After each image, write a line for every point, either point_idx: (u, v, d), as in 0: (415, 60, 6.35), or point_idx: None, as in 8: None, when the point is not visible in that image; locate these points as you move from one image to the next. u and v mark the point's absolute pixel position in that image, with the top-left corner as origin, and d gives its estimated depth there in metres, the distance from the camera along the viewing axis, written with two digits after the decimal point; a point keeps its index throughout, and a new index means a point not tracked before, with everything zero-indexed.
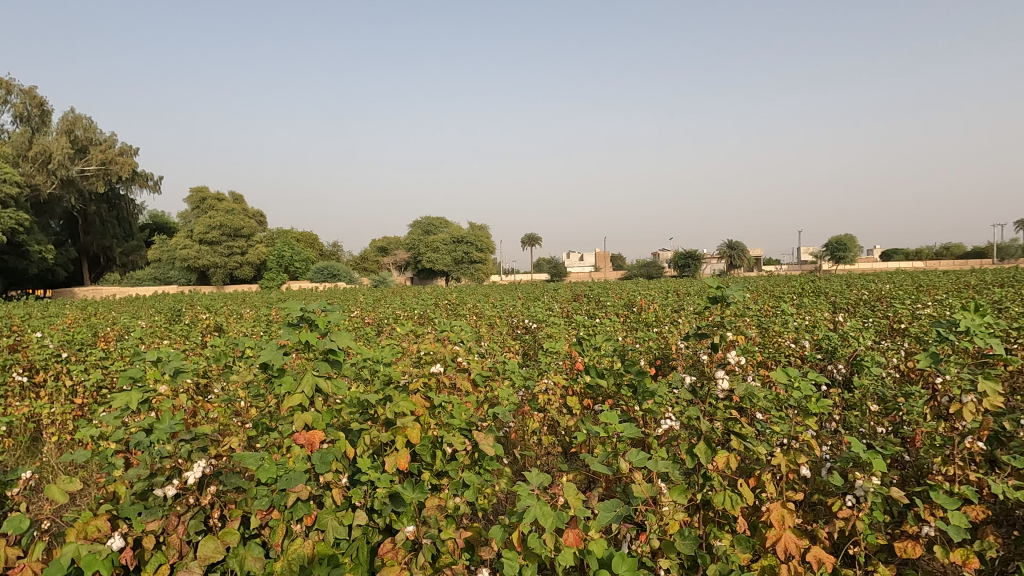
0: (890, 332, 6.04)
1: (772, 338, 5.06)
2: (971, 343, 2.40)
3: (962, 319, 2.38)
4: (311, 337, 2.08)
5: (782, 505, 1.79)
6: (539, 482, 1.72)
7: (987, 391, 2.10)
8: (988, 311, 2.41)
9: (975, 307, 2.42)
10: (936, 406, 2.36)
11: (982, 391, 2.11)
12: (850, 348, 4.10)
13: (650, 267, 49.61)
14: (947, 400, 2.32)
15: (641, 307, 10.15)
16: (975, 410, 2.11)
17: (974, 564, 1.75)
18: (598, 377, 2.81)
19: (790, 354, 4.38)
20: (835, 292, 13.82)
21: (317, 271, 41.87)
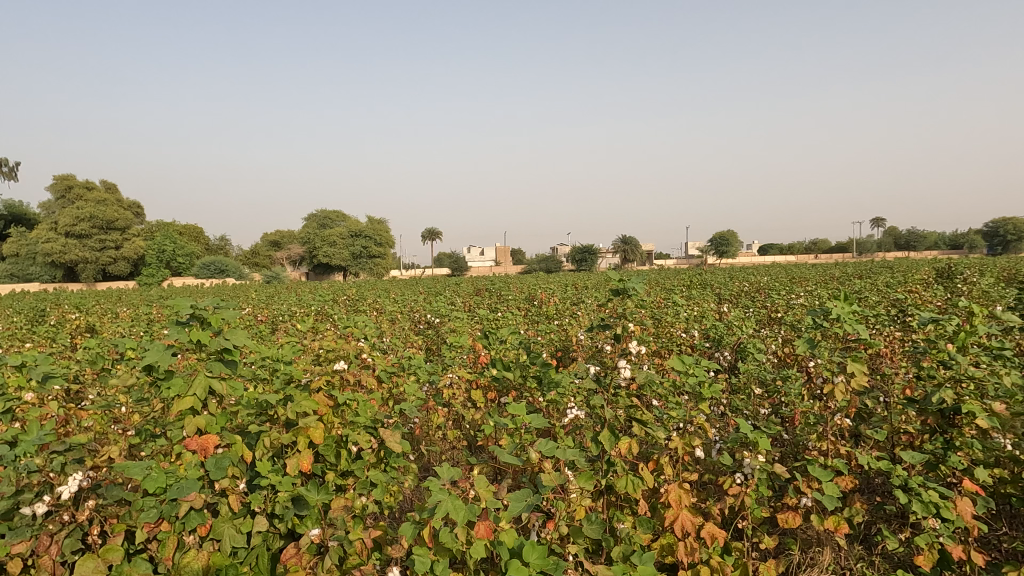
0: (768, 320, 6.54)
1: (664, 327, 5.34)
2: (841, 329, 2.62)
3: (833, 307, 2.60)
4: (203, 336, 1.95)
5: (679, 485, 1.89)
6: (449, 476, 1.71)
7: (855, 372, 2.31)
8: (855, 300, 2.65)
9: (845, 296, 2.65)
10: (811, 387, 2.57)
11: (850, 372, 2.32)
12: (734, 336, 4.40)
13: (550, 261, 50.70)
14: (821, 382, 2.54)
15: (542, 300, 10.38)
16: (845, 390, 2.33)
17: (843, 529, 1.93)
18: (503, 369, 2.82)
19: (681, 343, 4.63)
20: (719, 283, 14.79)
21: (204, 266, 39.37)
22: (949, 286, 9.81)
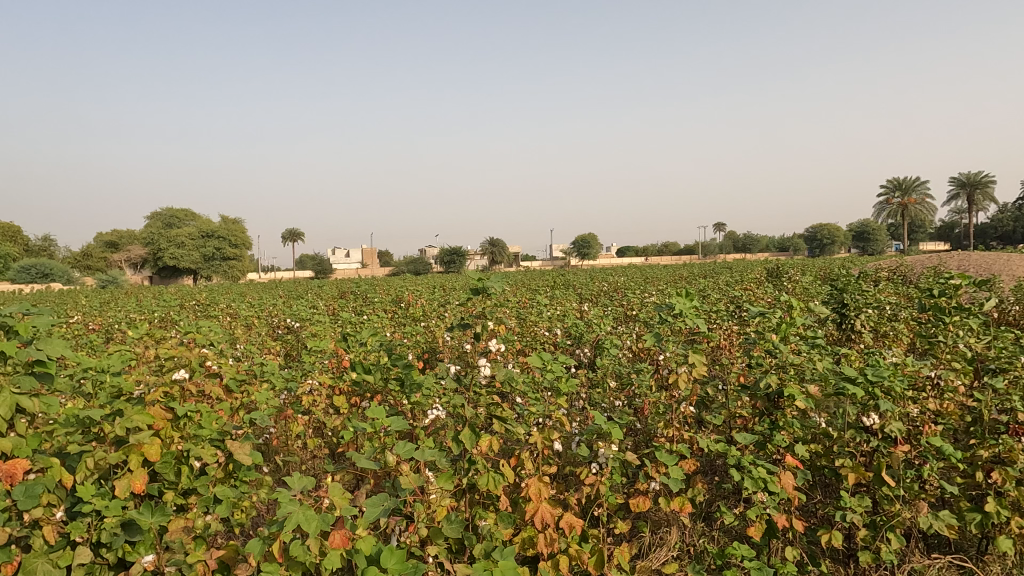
0: (624, 318, 6.94)
1: (528, 326, 5.48)
2: (684, 323, 2.85)
3: (677, 303, 2.83)
4: (8, 346, 1.70)
5: (538, 479, 1.94)
6: (301, 486, 1.63)
7: (695, 362, 2.50)
8: (695, 296, 2.90)
9: (686, 293, 2.89)
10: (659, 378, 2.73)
11: (691, 362, 2.50)
12: (593, 333, 4.62)
13: (418, 263, 50.19)
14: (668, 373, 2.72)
15: (409, 301, 10.27)
16: (687, 379, 2.51)
17: (687, 508, 2.07)
18: (363, 372, 2.63)
19: (544, 342, 4.79)
20: (580, 283, 15.47)
21: (21, 270, 34.67)
22: (776, 284, 10.99)
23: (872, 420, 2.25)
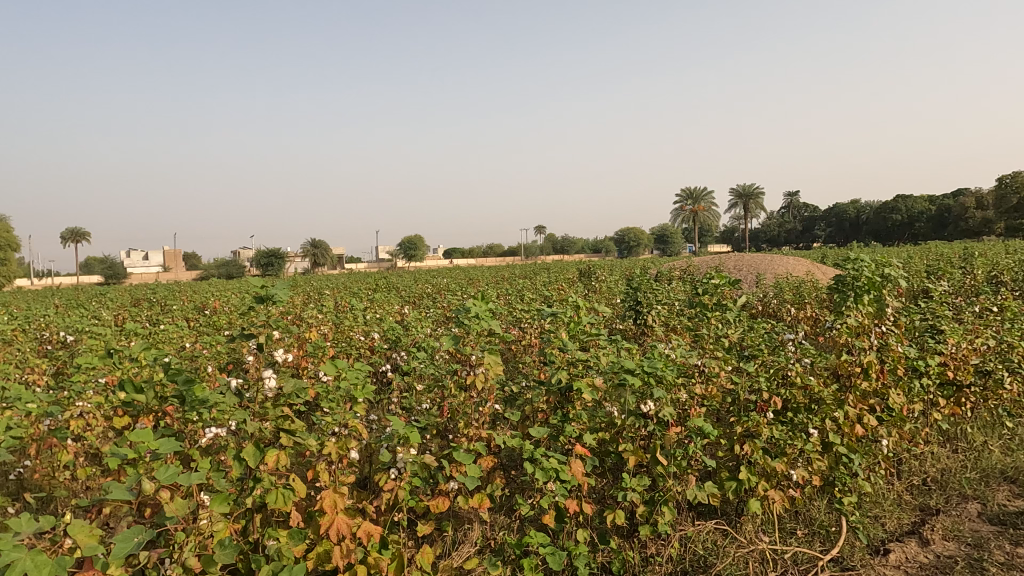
0: (444, 320, 7.03)
1: (344, 331, 5.34)
2: (480, 326, 2.84)
3: (473, 306, 2.79)
4: None
5: (334, 491, 1.88)
6: (32, 528, 1.44)
7: (491, 362, 2.51)
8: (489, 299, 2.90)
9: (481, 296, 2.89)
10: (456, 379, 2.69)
11: (487, 363, 2.50)
12: (409, 337, 4.62)
13: (229, 266, 46.36)
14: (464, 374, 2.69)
15: (216, 309, 9.48)
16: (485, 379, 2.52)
17: (486, 504, 2.15)
18: (135, 392, 2.13)
19: (359, 348, 4.69)
20: (405, 286, 15.39)
21: None
22: (585, 283, 11.84)
23: (648, 406, 2.52)
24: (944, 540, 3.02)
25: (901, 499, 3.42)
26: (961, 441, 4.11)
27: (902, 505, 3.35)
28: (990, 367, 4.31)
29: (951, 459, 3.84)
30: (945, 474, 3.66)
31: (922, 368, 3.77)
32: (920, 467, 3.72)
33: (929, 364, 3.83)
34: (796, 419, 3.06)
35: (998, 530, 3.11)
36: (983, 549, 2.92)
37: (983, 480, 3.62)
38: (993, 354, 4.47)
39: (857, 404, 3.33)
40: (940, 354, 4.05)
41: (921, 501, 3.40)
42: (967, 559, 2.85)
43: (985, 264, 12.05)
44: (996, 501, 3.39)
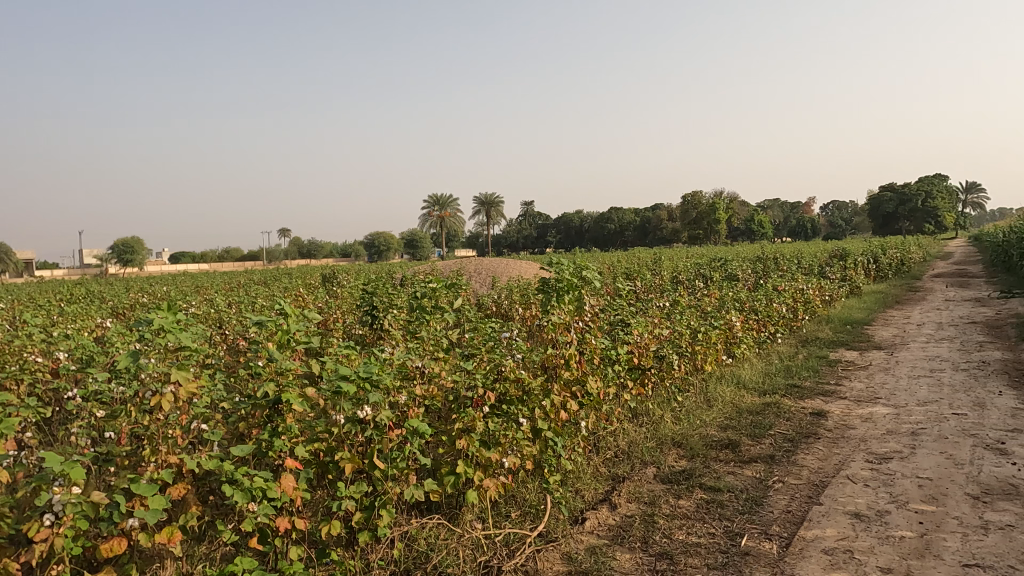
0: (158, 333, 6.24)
1: (14, 351, 4.41)
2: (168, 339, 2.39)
3: (156, 317, 2.32)
4: None
5: None
6: None
7: (181, 379, 2.21)
8: (180, 308, 2.44)
9: (170, 305, 2.41)
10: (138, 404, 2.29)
11: (176, 380, 2.20)
12: (103, 354, 3.99)
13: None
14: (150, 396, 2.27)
15: None
16: (173, 399, 2.21)
17: (175, 537, 2.00)
18: None
19: (35, 372, 3.92)
20: (114, 295, 13.30)
21: None
22: (327, 288, 11.46)
23: (365, 412, 2.52)
24: (628, 502, 3.56)
25: (597, 471, 3.93)
26: (645, 416, 4.88)
27: (598, 477, 3.86)
28: (665, 352, 5.18)
29: (636, 432, 4.53)
30: (631, 446, 4.31)
31: (614, 357, 4.39)
32: (613, 441, 4.33)
33: (619, 352, 4.46)
34: (509, 410, 3.27)
35: (666, 487, 3.76)
36: (655, 505, 3.51)
37: (658, 446, 4.34)
38: (667, 341, 5.38)
39: (561, 392, 3.72)
40: (628, 344, 4.75)
41: (612, 471, 3.96)
42: (643, 515, 3.40)
43: (670, 266, 14.52)
44: (666, 463, 4.10)
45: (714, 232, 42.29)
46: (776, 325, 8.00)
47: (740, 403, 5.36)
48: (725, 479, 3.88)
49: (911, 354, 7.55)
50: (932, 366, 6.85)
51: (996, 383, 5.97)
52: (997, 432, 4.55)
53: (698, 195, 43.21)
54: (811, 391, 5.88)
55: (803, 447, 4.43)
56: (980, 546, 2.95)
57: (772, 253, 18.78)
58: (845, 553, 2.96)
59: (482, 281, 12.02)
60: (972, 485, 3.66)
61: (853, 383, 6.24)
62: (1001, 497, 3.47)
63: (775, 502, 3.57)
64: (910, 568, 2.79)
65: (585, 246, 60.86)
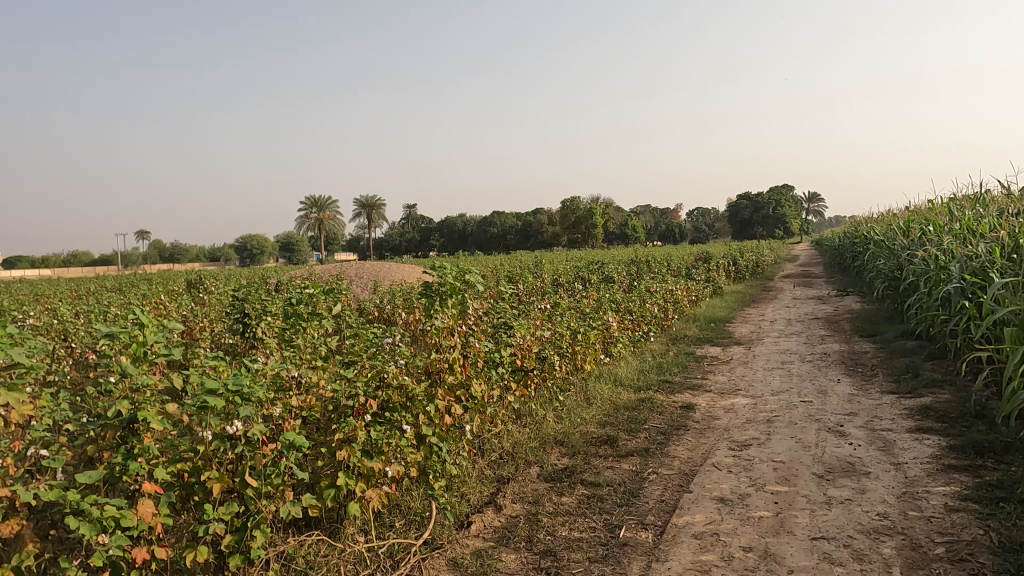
0: None
1: None
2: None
3: None
4: None
5: None
6: None
7: (13, 402, 1.95)
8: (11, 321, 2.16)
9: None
10: None
11: (7, 403, 1.93)
12: None
13: None
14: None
15: None
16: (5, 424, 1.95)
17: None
18: None
19: None
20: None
21: None
22: (192, 295, 10.64)
23: (235, 427, 2.36)
24: (512, 503, 3.60)
25: (482, 474, 3.94)
26: (528, 416, 4.97)
27: (483, 480, 3.87)
28: (547, 354, 5.30)
29: (520, 433, 4.60)
30: (515, 447, 4.37)
31: (497, 360, 4.44)
32: (498, 443, 4.36)
33: (502, 355, 4.50)
34: (393, 417, 3.19)
35: (549, 486, 3.85)
36: (538, 504, 3.58)
37: (542, 446, 4.43)
38: (548, 343, 5.51)
39: (445, 397, 3.69)
40: (511, 346, 4.80)
41: (497, 473, 3.98)
42: (527, 515, 3.45)
43: (551, 269, 14.92)
44: (549, 462, 4.19)
45: (592, 236, 44.04)
46: (648, 325, 8.45)
47: (617, 400, 5.60)
48: (604, 474, 4.03)
49: (766, 349, 8.26)
50: (784, 359, 7.54)
51: (836, 372, 6.68)
52: (837, 417, 5.08)
53: (576, 200, 44.82)
54: (681, 386, 6.27)
55: (675, 439, 4.71)
56: (825, 520, 3.27)
57: (644, 256, 19.86)
58: (712, 536, 3.18)
59: (363, 286, 11.69)
60: (818, 465, 4.06)
61: (717, 377, 6.72)
62: (841, 475, 3.88)
63: (650, 493, 3.75)
64: (768, 545, 3.05)
65: (468, 249, 61.14)
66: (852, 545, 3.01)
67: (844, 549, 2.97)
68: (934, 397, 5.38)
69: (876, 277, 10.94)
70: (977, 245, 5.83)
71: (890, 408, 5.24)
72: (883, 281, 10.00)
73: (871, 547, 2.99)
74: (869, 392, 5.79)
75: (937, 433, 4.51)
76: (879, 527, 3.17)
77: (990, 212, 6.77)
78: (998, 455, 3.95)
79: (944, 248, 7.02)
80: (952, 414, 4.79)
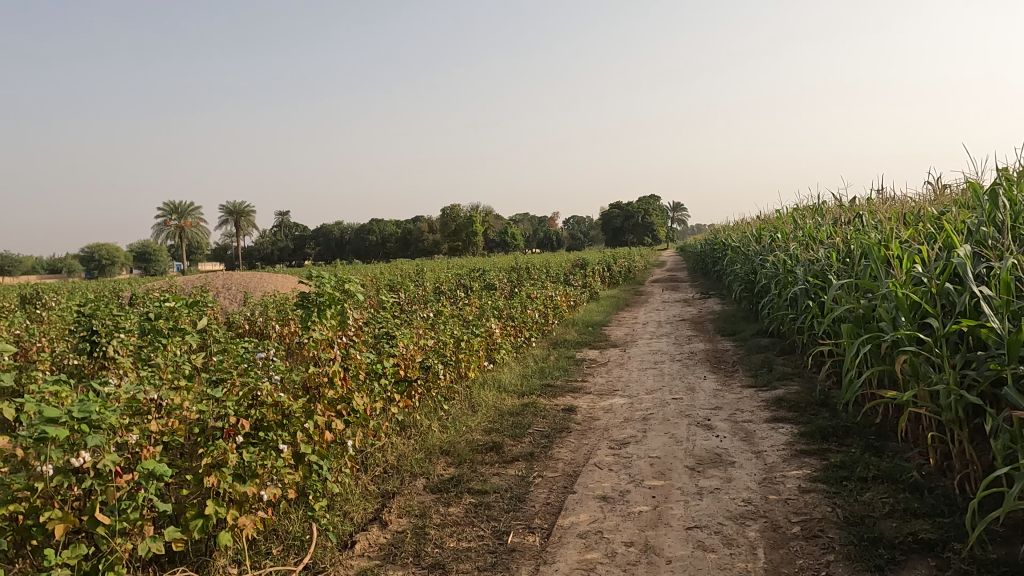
0: None
1: None
2: None
3: None
4: None
5: None
6: None
7: None
8: None
9: None
10: None
11: None
12: None
13: None
14: None
15: None
16: None
17: None
18: None
19: None
20: None
21: None
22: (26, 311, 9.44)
23: (82, 459, 2.10)
24: (399, 518, 3.51)
25: (366, 490, 3.81)
26: (413, 427, 4.88)
27: (367, 496, 3.74)
28: (430, 363, 5.23)
29: (404, 445, 4.50)
30: (400, 460, 4.26)
31: (380, 371, 4.31)
32: (381, 457, 4.24)
33: (385, 366, 4.38)
34: (267, 437, 2.99)
35: (435, 497, 3.79)
36: (425, 516, 3.51)
37: (427, 457, 4.36)
38: (432, 351, 5.44)
39: (325, 412, 3.53)
40: (394, 356, 4.68)
41: (381, 488, 3.86)
42: (414, 528, 3.38)
43: (431, 277, 14.82)
44: (435, 473, 4.13)
45: (473, 243, 44.35)
46: (530, 330, 8.61)
47: (501, 406, 5.64)
48: (491, 481, 4.03)
49: (639, 350, 8.69)
50: (656, 359, 7.97)
51: (702, 370, 7.16)
52: (704, 411, 5.44)
53: (457, 208, 44.94)
54: (562, 389, 6.43)
55: (558, 441, 4.81)
56: (697, 510, 3.48)
57: (523, 264, 20.25)
58: (596, 534, 3.27)
59: (231, 297, 10.97)
60: (690, 458, 4.31)
61: (596, 379, 6.97)
62: (710, 466, 4.14)
63: (536, 497, 3.81)
64: (648, 538, 3.18)
65: (346, 258, 59.35)
66: (721, 531, 3.22)
67: (716, 536, 3.17)
68: (785, 389, 5.91)
69: (734, 281, 11.87)
70: (817, 250, 6.49)
71: (749, 401, 5.68)
72: (740, 284, 10.87)
73: (738, 532, 3.21)
74: (731, 387, 6.25)
75: (789, 422, 4.95)
76: (744, 513, 3.41)
77: (827, 221, 7.58)
78: (840, 438, 4.40)
79: (790, 253, 7.75)
80: (802, 403, 5.28)
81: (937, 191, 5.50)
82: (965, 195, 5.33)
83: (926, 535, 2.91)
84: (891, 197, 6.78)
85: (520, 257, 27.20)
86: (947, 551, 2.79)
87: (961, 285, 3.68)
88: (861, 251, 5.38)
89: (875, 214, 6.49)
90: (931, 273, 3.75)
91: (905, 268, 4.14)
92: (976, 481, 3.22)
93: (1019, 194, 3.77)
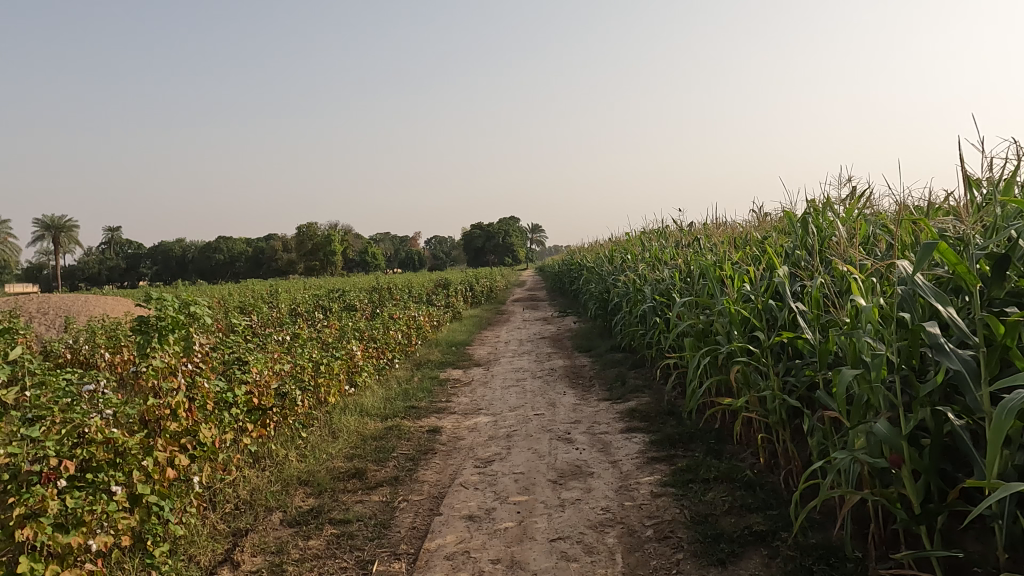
0: None
1: None
2: None
3: None
4: None
5: None
6: None
7: None
8: None
9: None
10: None
11: None
12: None
13: None
14: None
15: None
16: None
17: None
18: None
19: None
20: None
21: None
22: None
23: None
24: (252, 557, 3.28)
25: (214, 530, 3.52)
26: (267, 459, 4.59)
27: (215, 537, 3.45)
28: (287, 389, 4.95)
29: (259, 478, 4.22)
30: (253, 494, 3.98)
31: (230, 400, 4.02)
32: (232, 493, 3.94)
33: (235, 395, 4.08)
34: (96, 479, 2.68)
35: (293, 531, 3.58)
36: (282, 553, 3.30)
37: (284, 488, 4.11)
38: (288, 376, 5.15)
39: (167, 447, 3.22)
40: (246, 384, 4.37)
41: (232, 526, 3.58)
42: (269, 566, 3.17)
43: (287, 298, 14.08)
44: (292, 505, 3.90)
45: (330, 263, 42.77)
46: (393, 351, 8.45)
47: (364, 431, 5.47)
48: (353, 509, 3.89)
49: (502, 368, 8.85)
50: (517, 377, 8.16)
51: (561, 386, 7.43)
52: (565, 426, 5.65)
53: (313, 226, 43.22)
54: (426, 411, 6.37)
55: (422, 463, 4.76)
56: (560, 522, 3.59)
57: (386, 284, 19.88)
58: (463, 554, 3.27)
59: (49, 323, 9.70)
60: (552, 472, 4.44)
61: (460, 399, 6.98)
62: (571, 478, 4.30)
63: (402, 521, 3.73)
64: (513, 554, 3.23)
65: (189, 278, 54.72)
66: (583, 541, 3.35)
67: (578, 546, 3.30)
68: (637, 401, 6.29)
69: (589, 299, 12.50)
70: (662, 271, 7.02)
71: (606, 413, 5.98)
72: (594, 303, 11.48)
73: (598, 539, 3.36)
74: (588, 401, 6.55)
75: (641, 431, 5.28)
76: (603, 520, 3.58)
77: (670, 244, 8.23)
78: (685, 444, 4.77)
79: (639, 274, 8.31)
80: (651, 414, 5.65)
81: (760, 218, 6.20)
82: (782, 222, 6.05)
83: (759, 527, 3.23)
84: (722, 222, 7.53)
85: (381, 278, 26.61)
86: (776, 540, 3.11)
87: (782, 302, 4.14)
88: (699, 271, 5.90)
89: (710, 237, 7.17)
90: (757, 291, 4.20)
91: (736, 286, 4.61)
92: (797, 476, 3.63)
93: (826, 223, 4.32)
